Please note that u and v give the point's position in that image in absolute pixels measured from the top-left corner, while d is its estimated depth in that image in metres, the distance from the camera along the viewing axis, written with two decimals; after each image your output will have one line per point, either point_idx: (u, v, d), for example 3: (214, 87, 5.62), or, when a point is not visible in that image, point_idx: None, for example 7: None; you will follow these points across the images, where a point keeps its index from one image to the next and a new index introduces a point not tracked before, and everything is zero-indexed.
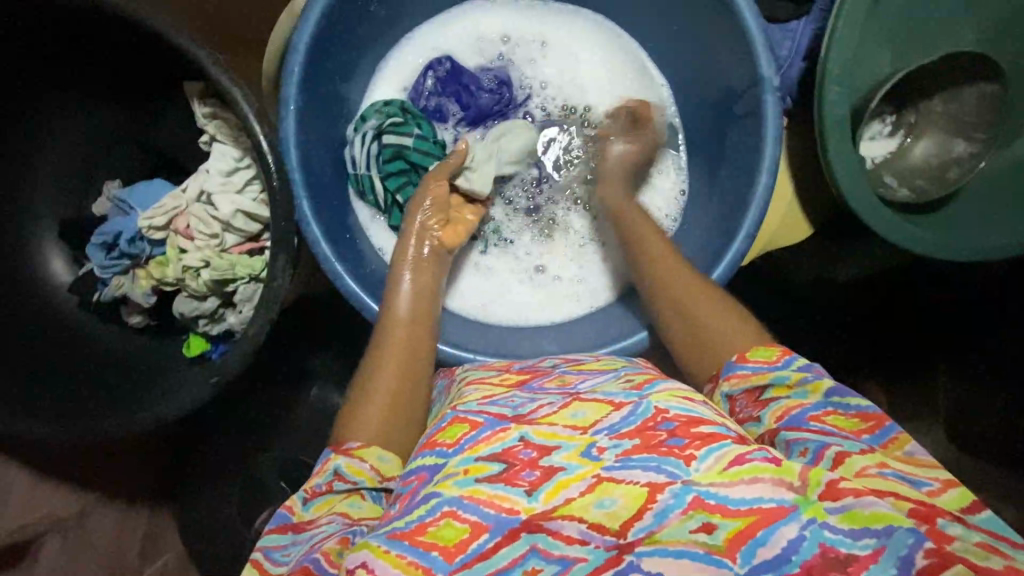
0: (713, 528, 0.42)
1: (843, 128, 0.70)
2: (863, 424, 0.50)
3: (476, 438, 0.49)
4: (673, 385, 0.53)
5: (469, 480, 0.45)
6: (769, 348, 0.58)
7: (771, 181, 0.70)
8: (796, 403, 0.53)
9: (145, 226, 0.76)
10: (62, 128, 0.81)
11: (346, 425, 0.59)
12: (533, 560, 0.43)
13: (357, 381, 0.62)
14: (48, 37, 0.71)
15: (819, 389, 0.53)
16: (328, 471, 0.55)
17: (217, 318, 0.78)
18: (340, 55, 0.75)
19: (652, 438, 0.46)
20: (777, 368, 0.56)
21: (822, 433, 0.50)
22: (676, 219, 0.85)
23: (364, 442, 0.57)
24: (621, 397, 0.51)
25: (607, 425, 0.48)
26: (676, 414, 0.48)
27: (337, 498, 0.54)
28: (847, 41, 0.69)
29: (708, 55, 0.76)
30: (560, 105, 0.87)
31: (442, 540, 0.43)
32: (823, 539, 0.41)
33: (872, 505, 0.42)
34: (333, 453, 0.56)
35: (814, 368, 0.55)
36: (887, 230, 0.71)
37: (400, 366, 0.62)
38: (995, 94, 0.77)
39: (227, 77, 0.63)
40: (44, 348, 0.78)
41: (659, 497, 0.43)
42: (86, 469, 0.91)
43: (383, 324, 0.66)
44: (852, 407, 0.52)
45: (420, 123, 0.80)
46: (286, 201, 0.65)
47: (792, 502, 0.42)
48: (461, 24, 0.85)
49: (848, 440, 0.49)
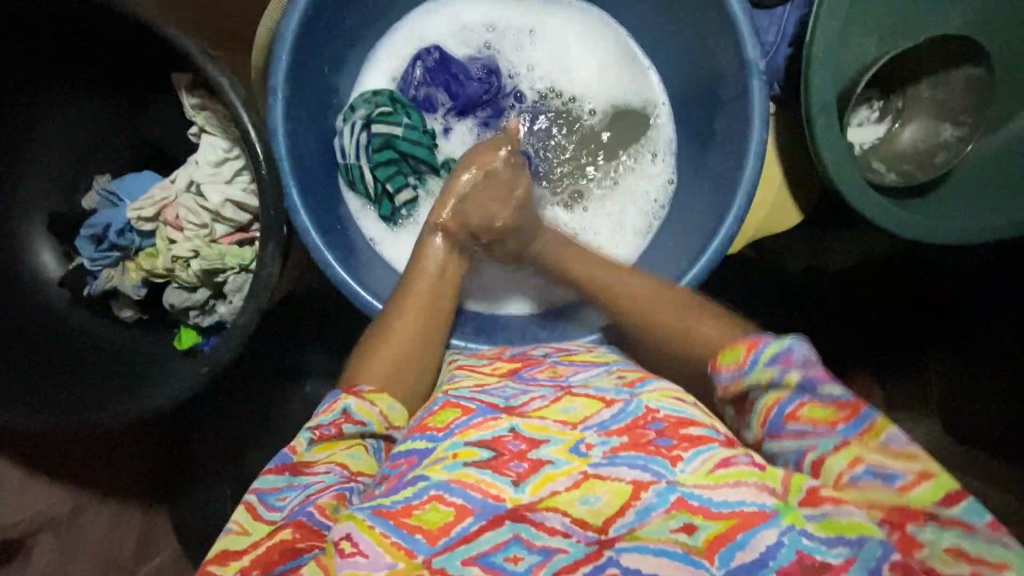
0: (694, 529, 0.43)
1: (829, 114, 0.70)
2: (838, 415, 0.47)
3: (467, 423, 0.49)
4: (665, 383, 0.54)
5: (457, 464, 0.46)
6: (738, 349, 0.54)
7: (758, 164, 0.71)
8: (774, 404, 0.50)
9: (133, 217, 0.76)
10: (53, 122, 0.81)
11: (359, 365, 0.62)
12: (515, 548, 0.42)
13: (376, 327, 0.65)
14: (48, 27, 0.71)
15: (791, 381, 0.49)
16: (336, 410, 0.55)
17: (207, 310, 0.79)
18: (329, 44, 0.75)
19: (641, 438, 0.47)
20: (747, 370, 0.52)
21: (798, 436, 0.48)
22: (666, 206, 0.85)
23: (374, 387, 0.58)
24: (613, 393, 0.52)
25: (596, 421, 0.49)
26: (667, 414, 0.49)
27: (343, 442, 0.54)
28: (832, 25, 0.69)
29: (696, 42, 0.77)
30: (547, 92, 0.86)
31: (426, 524, 0.43)
32: (801, 546, 0.42)
33: (848, 514, 0.43)
34: (343, 394, 0.57)
35: (781, 359, 0.50)
36: (872, 214, 0.72)
37: (421, 325, 0.66)
38: (981, 77, 0.77)
39: (215, 67, 0.63)
40: (37, 342, 0.78)
41: (643, 494, 0.44)
42: (79, 466, 0.91)
43: (409, 282, 0.70)
44: (827, 396, 0.48)
45: (410, 113, 0.81)
46: (274, 188, 0.65)
47: (773, 507, 0.43)
48: (451, 14, 0.85)
49: (821, 440, 0.47)
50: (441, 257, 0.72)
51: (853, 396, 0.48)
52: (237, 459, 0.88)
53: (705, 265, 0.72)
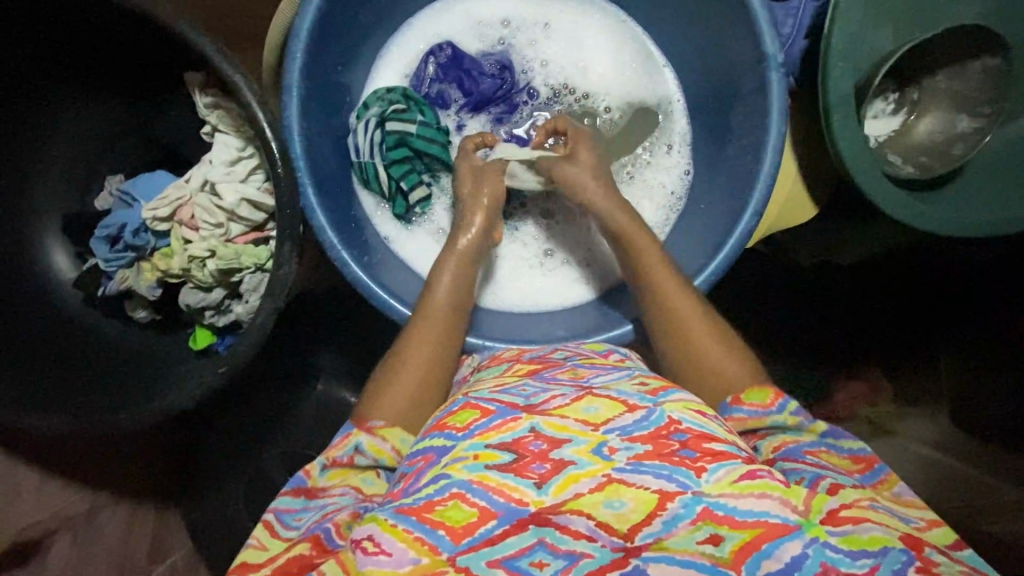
0: (720, 540, 0.43)
1: (847, 106, 0.70)
2: (854, 466, 0.54)
3: (487, 425, 0.48)
4: (686, 395, 0.53)
5: (479, 465, 0.45)
6: (763, 390, 0.59)
7: (777, 159, 0.70)
8: (791, 442, 0.56)
9: (149, 217, 0.75)
10: (62, 121, 0.80)
11: (370, 400, 0.61)
12: (540, 553, 0.43)
13: (388, 361, 0.64)
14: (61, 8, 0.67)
15: (814, 431, 0.57)
16: (349, 445, 0.57)
17: (223, 309, 0.78)
18: (341, 40, 0.74)
19: (666, 447, 0.46)
20: (773, 412, 0.58)
21: (816, 466, 0.53)
22: (682, 198, 0.84)
23: (388, 421, 0.59)
24: (636, 399, 0.50)
25: (619, 425, 0.48)
26: (690, 427, 0.48)
27: (352, 471, 0.56)
28: (848, 18, 0.69)
29: (713, 36, 0.76)
30: (559, 87, 0.86)
31: (450, 520, 0.43)
32: (825, 558, 0.42)
33: (869, 530, 0.44)
34: (356, 429, 0.58)
35: (806, 410, 0.58)
36: (892, 207, 0.71)
37: (436, 354, 0.64)
38: (999, 68, 0.76)
39: (229, 65, 0.62)
40: (52, 344, 0.78)
41: (669, 504, 0.44)
42: (91, 467, 0.90)
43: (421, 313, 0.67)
44: (845, 449, 0.55)
45: (423, 110, 0.80)
46: (290, 189, 0.65)
47: (796, 522, 0.43)
48: (462, 10, 0.84)
49: (841, 476, 0.51)
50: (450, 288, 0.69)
51: (870, 451, 0.55)
52: (251, 458, 0.88)
53: (722, 262, 0.72)
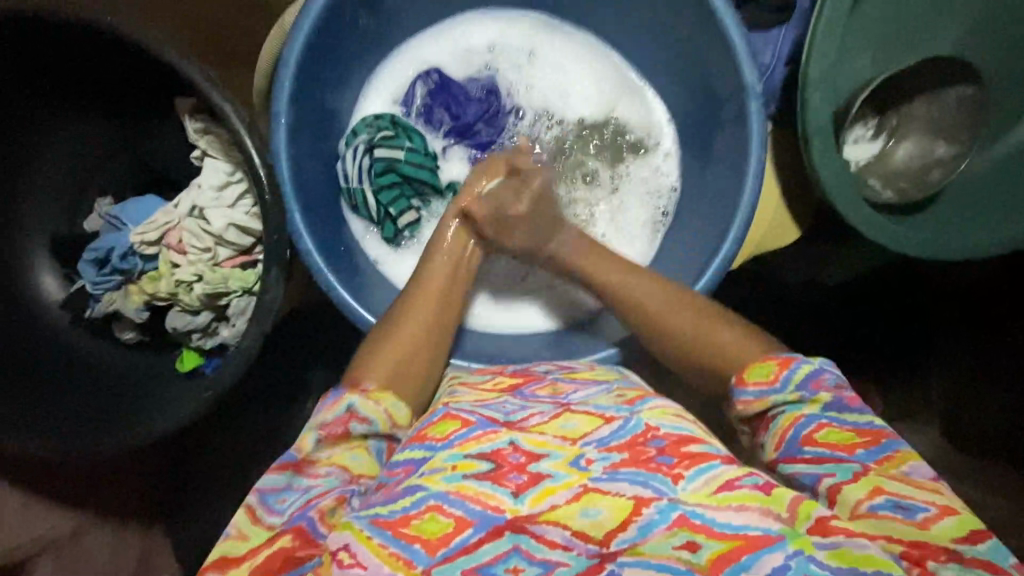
0: (696, 547, 0.42)
1: (825, 134, 0.72)
2: (858, 441, 0.50)
3: (467, 435, 0.49)
4: (663, 401, 0.54)
5: (456, 476, 0.46)
6: (767, 365, 0.56)
7: (756, 186, 0.72)
8: (792, 424, 0.52)
9: (137, 241, 0.77)
10: (53, 145, 0.81)
11: (361, 365, 0.59)
12: (515, 559, 0.42)
13: (379, 330, 0.64)
14: (55, 37, 0.68)
15: (817, 403, 0.53)
16: (341, 407, 0.53)
17: (209, 332, 0.79)
18: (331, 67, 0.76)
19: (641, 454, 0.48)
20: (776, 389, 0.54)
21: (817, 460, 0.49)
22: (670, 216, 0.86)
23: (380, 386, 0.57)
24: (612, 410, 0.52)
25: (596, 438, 0.49)
26: (667, 433, 0.50)
27: (350, 439, 0.52)
28: (827, 48, 0.70)
29: (694, 64, 0.78)
30: (546, 110, 0.87)
31: (426, 533, 0.43)
32: (809, 571, 0.40)
33: (863, 547, 0.42)
34: (348, 391, 0.55)
35: (811, 381, 0.54)
36: (872, 232, 0.73)
37: (431, 335, 0.64)
38: (974, 95, 0.79)
39: (218, 93, 0.63)
40: (41, 366, 0.78)
41: (645, 510, 0.44)
42: (78, 487, 0.89)
43: (414, 294, 0.67)
44: (849, 423, 0.51)
45: (410, 136, 0.82)
46: (279, 214, 0.66)
47: (779, 532, 0.42)
48: (451, 37, 0.86)
49: (842, 465, 0.48)
50: (448, 273, 0.71)
51: (878, 426, 0.51)
52: (239, 477, 0.87)
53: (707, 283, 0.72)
